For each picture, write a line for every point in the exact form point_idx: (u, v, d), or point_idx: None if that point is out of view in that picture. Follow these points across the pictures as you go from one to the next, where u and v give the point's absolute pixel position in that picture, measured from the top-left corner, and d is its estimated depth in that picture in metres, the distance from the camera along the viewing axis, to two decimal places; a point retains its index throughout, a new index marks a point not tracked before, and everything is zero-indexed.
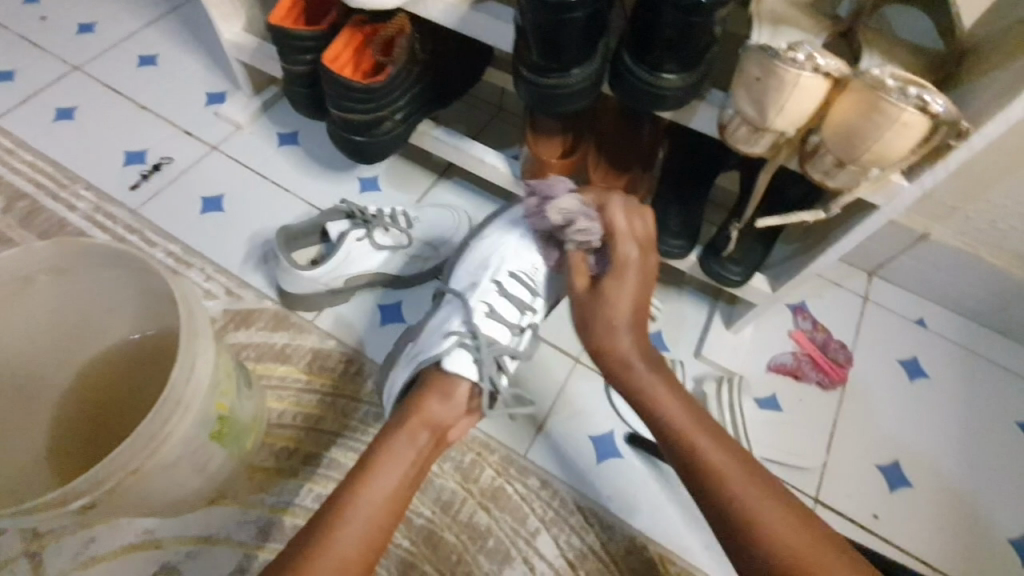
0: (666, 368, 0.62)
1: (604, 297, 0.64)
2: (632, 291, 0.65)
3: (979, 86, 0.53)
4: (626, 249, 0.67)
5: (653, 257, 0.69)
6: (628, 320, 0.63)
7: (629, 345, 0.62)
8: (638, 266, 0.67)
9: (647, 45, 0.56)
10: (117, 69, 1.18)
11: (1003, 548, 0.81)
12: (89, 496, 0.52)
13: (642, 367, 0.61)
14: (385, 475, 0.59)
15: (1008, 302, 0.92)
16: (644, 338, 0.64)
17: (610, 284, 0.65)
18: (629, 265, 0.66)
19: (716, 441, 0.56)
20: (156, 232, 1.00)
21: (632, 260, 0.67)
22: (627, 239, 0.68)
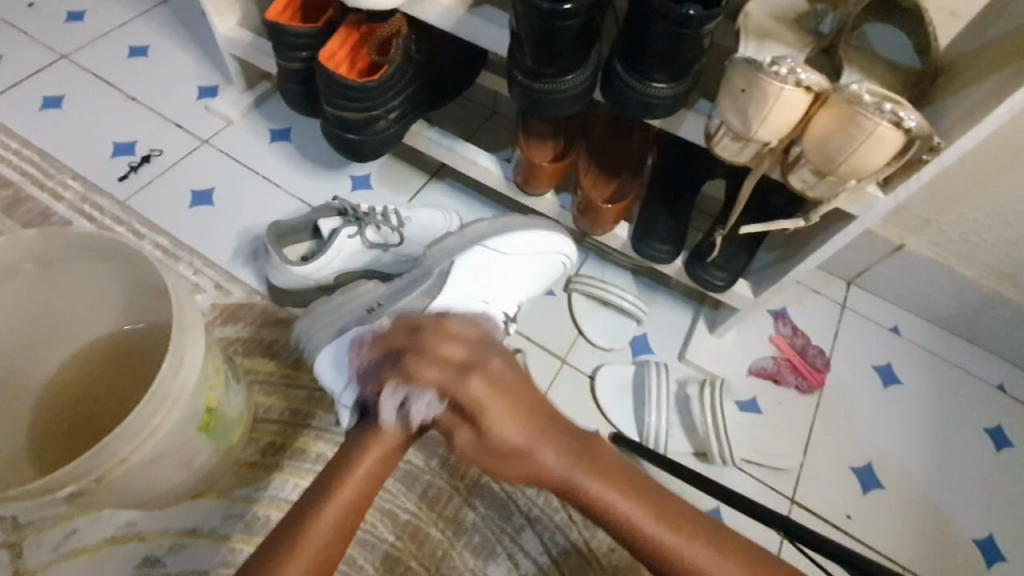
0: (589, 452, 0.56)
1: (489, 438, 0.53)
2: (510, 410, 0.54)
3: (951, 105, 0.56)
4: (471, 386, 0.53)
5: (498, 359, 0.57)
6: (529, 438, 0.54)
7: (545, 454, 0.55)
8: (490, 387, 0.54)
9: (638, 54, 0.57)
10: (107, 59, 1.17)
11: (968, 548, 0.85)
12: (75, 486, 0.53)
13: (573, 469, 0.55)
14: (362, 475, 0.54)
15: (978, 312, 0.96)
16: (554, 426, 0.56)
17: (492, 421, 0.53)
18: (491, 391, 0.54)
19: (663, 526, 0.52)
20: (144, 224, 0.99)
21: (479, 390, 0.54)
22: (460, 377, 0.54)
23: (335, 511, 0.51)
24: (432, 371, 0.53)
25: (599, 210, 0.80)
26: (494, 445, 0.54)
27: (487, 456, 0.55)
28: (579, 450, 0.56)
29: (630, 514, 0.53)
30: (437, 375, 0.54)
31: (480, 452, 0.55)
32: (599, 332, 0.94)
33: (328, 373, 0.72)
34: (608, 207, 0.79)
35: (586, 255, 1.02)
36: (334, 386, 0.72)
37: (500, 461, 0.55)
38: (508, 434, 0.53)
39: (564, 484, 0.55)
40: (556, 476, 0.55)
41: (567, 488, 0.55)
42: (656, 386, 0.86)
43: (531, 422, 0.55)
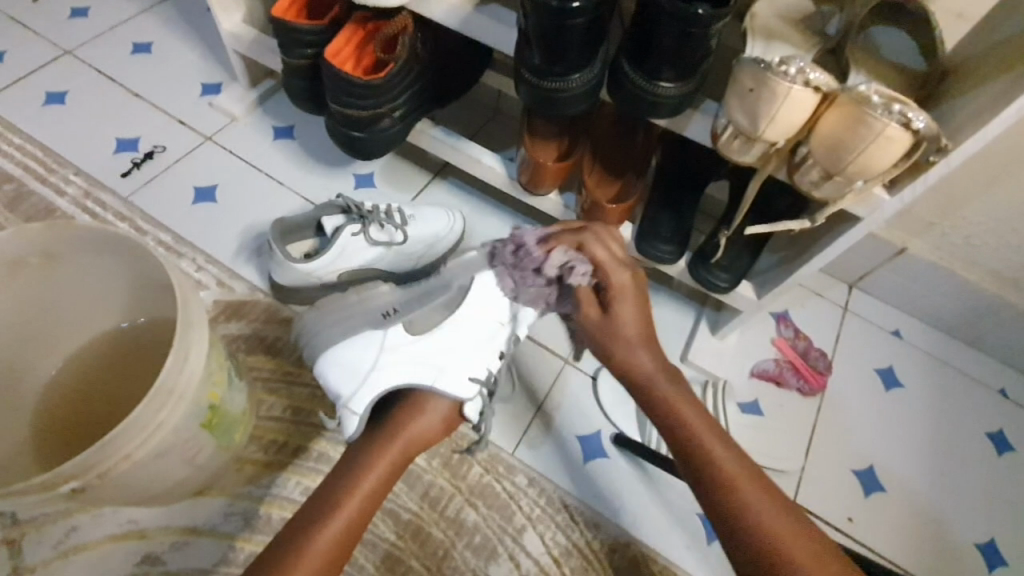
0: (688, 389, 0.61)
1: (610, 316, 0.64)
2: (636, 308, 0.64)
3: (957, 107, 0.56)
4: (621, 275, 0.66)
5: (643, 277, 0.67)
6: (641, 338, 0.62)
7: (649, 363, 0.61)
8: (632, 289, 0.65)
9: (645, 54, 0.57)
10: (111, 55, 1.17)
11: (970, 552, 0.84)
12: (79, 481, 0.52)
13: (666, 387, 0.60)
14: (360, 496, 0.60)
15: (980, 316, 0.96)
16: (661, 352, 0.63)
17: (618, 302, 0.64)
18: (625, 289, 0.65)
19: (739, 463, 0.55)
20: (147, 221, 0.99)
21: (625, 282, 0.65)
22: (618, 267, 0.66)
23: (338, 524, 0.57)
24: (604, 252, 0.67)
25: (604, 210, 0.80)
26: (614, 325, 0.63)
27: (600, 334, 0.64)
28: (676, 376, 0.61)
29: (713, 450, 0.56)
30: (603, 253, 0.67)
31: (603, 330, 0.64)
32: None
33: (340, 374, 0.71)
34: (610, 207, 0.79)
35: None
36: (344, 390, 0.70)
37: (612, 345, 0.63)
38: (626, 326, 0.63)
39: (648, 388, 0.60)
40: (645, 380, 0.61)
41: (650, 390, 0.60)
42: None
43: (646, 332, 0.63)
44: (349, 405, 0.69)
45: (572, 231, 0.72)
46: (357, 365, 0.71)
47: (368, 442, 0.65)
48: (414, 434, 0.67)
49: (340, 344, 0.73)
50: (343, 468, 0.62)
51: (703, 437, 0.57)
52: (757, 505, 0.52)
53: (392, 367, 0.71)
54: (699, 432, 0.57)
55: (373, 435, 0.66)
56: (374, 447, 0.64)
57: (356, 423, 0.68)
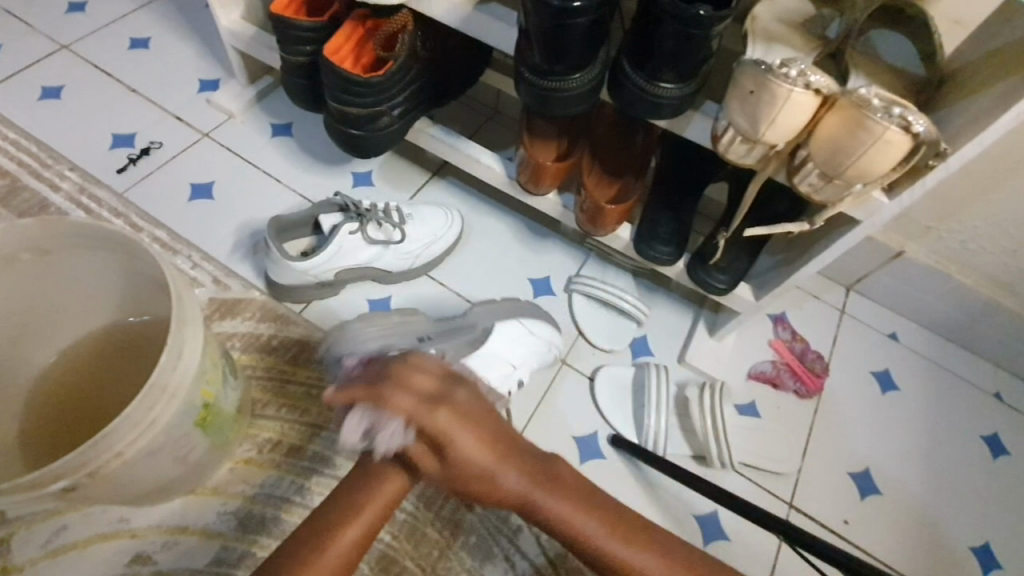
0: (563, 475, 0.56)
1: (451, 461, 0.52)
2: (475, 437, 0.52)
3: (956, 111, 0.56)
4: (435, 417, 0.51)
5: (457, 386, 0.55)
6: (497, 463, 0.53)
7: (517, 483, 0.54)
8: (467, 416, 0.53)
9: (646, 54, 0.57)
10: (107, 50, 1.16)
11: (964, 555, 0.85)
12: (69, 479, 0.52)
13: (545, 495, 0.54)
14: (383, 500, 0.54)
15: (975, 320, 0.96)
16: (526, 457, 0.55)
17: (455, 446, 0.51)
18: (447, 434, 0.51)
19: (645, 554, 0.53)
20: (142, 217, 0.98)
21: (444, 422, 0.51)
22: (428, 409, 0.51)
23: (355, 533, 0.52)
24: (406, 401, 0.51)
25: (603, 211, 0.80)
26: (470, 474, 0.52)
27: (454, 481, 0.53)
28: (540, 470, 0.55)
29: (618, 554, 0.53)
30: (407, 404, 0.51)
31: (452, 480, 0.53)
32: (599, 334, 0.94)
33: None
34: (610, 208, 0.79)
35: (587, 257, 1.02)
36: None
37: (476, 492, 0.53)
38: (477, 457, 0.52)
39: (524, 503, 0.55)
40: (517, 496, 0.54)
41: (528, 509, 0.55)
42: (655, 387, 0.86)
43: (505, 448, 0.54)
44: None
45: (430, 367, 0.56)
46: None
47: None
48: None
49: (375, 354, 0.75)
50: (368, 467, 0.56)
51: (604, 539, 0.53)
52: None
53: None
54: (595, 534, 0.53)
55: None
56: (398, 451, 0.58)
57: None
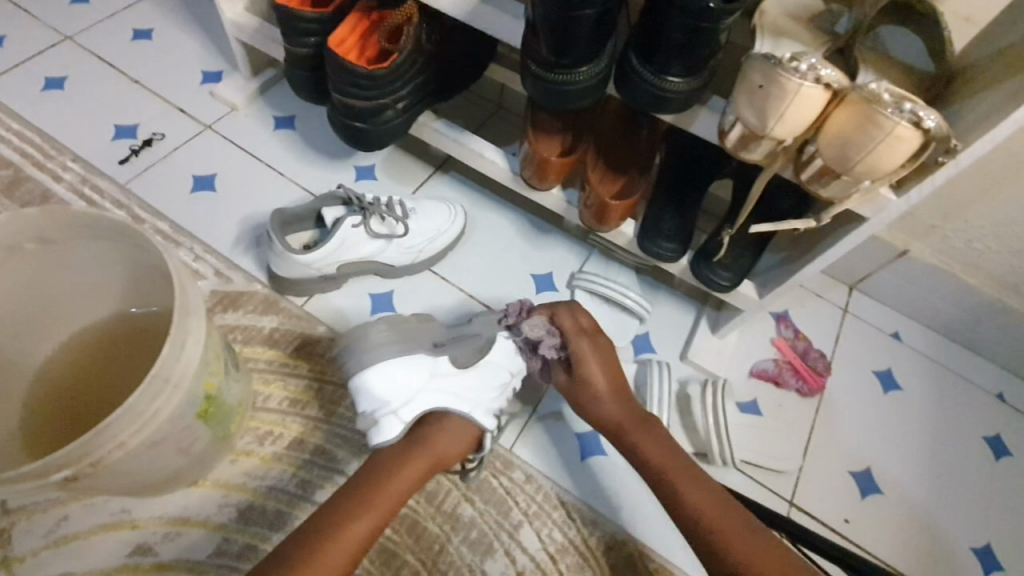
0: (653, 425, 0.70)
1: (580, 380, 0.73)
2: (603, 370, 0.73)
3: (966, 108, 0.56)
4: (581, 342, 0.74)
5: (605, 334, 0.77)
6: (608, 392, 0.72)
7: (617, 412, 0.71)
8: (595, 352, 0.74)
9: (653, 47, 0.57)
10: (111, 42, 1.16)
11: (965, 555, 0.85)
12: (71, 469, 0.51)
13: (633, 429, 0.70)
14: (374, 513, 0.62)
15: (979, 320, 0.96)
16: (629, 403, 0.72)
17: (588, 363, 0.73)
18: (587, 353, 0.73)
19: (696, 487, 0.63)
20: (145, 209, 0.98)
21: (584, 346, 0.74)
22: (578, 337, 0.74)
23: (365, 525, 0.61)
24: (568, 320, 0.76)
25: (607, 206, 0.79)
26: (587, 389, 0.73)
27: (576, 398, 0.74)
28: (639, 414, 0.71)
29: (679, 486, 0.64)
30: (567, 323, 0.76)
31: (578, 397, 0.74)
32: (601, 330, 0.93)
33: (382, 385, 0.68)
34: (614, 203, 0.79)
35: (590, 253, 1.01)
36: (393, 399, 0.69)
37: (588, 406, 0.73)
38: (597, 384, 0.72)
39: (618, 429, 0.71)
40: (614, 422, 0.71)
41: (622, 436, 0.70)
42: (657, 384, 0.85)
43: (619, 390, 0.73)
44: (397, 411, 0.69)
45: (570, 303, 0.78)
46: (409, 382, 0.70)
47: (385, 463, 0.67)
48: (432, 456, 0.69)
49: (392, 360, 0.69)
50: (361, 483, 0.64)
51: (671, 477, 0.65)
52: (709, 511, 0.61)
53: (441, 391, 0.71)
54: (665, 464, 0.66)
55: (393, 451, 0.69)
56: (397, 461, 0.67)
57: (400, 430, 0.69)
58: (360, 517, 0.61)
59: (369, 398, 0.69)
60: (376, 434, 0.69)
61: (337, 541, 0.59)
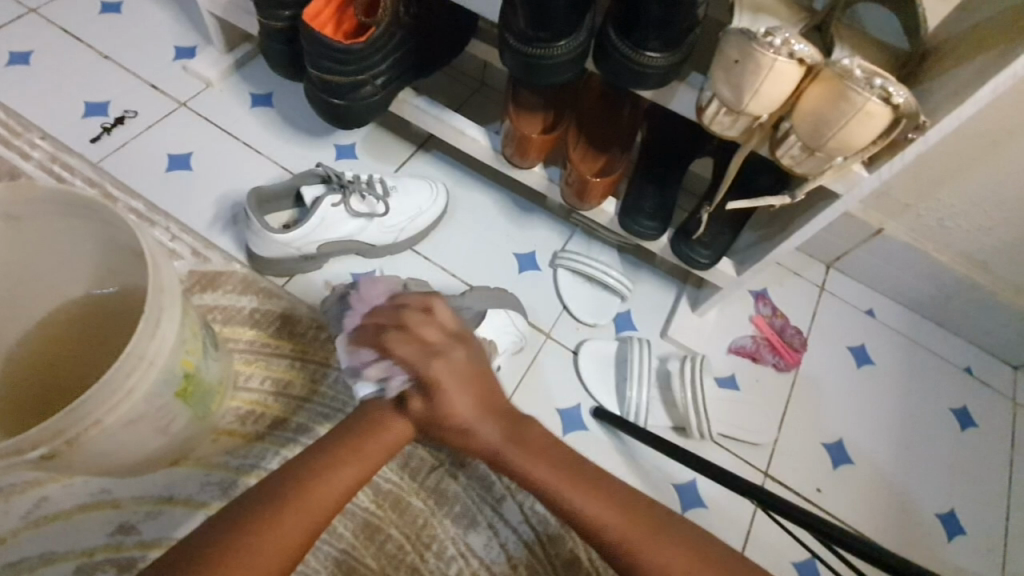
0: (533, 442, 0.61)
1: (437, 410, 0.60)
2: (462, 389, 0.61)
3: (936, 86, 0.57)
4: (434, 365, 0.60)
5: (457, 345, 0.62)
6: (474, 417, 0.61)
7: (492, 436, 0.61)
8: (448, 371, 0.60)
9: (632, 20, 0.57)
10: (78, 14, 1.11)
11: (929, 520, 0.88)
12: (46, 447, 0.51)
13: (513, 453, 0.60)
14: (357, 465, 0.58)
15: (949, 297, 0.98)
16: (500, 418, 0.62)
17: (439, 390, 0.60)
18: (439, 379, 0.60)
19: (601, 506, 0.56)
20: (117, 188, 0.96)
21: (436, 371, 0.59)
22: (427, 357, 0.60)
23: (355, 471, 0.58)
24: (406, 347, 0.60)
25: (588, 183, 0.79)
26: (443, 417, 0.60)
27: (439, 425, 0.61)
28: (514, 429, 0.62)
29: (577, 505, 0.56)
30: (409, 354, 0.60)
31: (434, 422, 0.61)
32: (583, 308, 0.94)
33: None
34: (595, 181, 0.79)
35: (573, 233, 1.02)
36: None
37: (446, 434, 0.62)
38: (460, 409, 0.60)
39: (495, 457, 0.61)
40: (489, 449, 0.61)
41: (500, 462, 0.61)
42: (638, 360, 0.87)
43: (483, 408, 0.61)
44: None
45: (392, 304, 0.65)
46: None
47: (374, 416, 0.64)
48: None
49: None
50: (344, 435, 0.61)
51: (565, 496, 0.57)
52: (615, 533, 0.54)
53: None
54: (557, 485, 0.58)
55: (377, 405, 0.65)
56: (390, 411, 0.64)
57: None
58: (356, 458, 0.59)
59: (355, 351, 0.69)
60: None
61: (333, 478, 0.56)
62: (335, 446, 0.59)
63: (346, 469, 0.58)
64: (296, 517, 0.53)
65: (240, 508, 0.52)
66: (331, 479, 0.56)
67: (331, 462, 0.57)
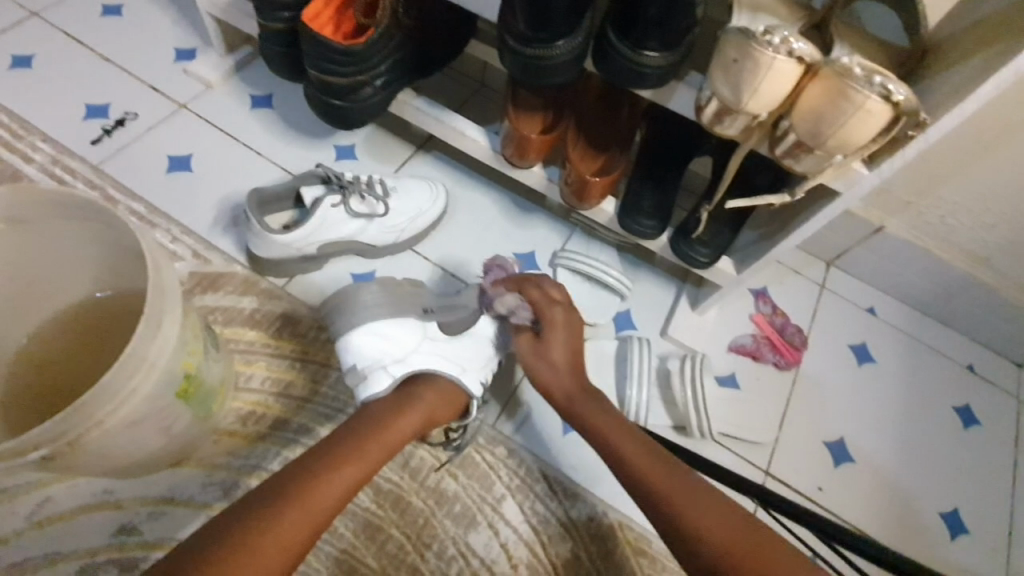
0: (603, 400, 0.70)
1: (544, 350, 0.74)
2: (567, 342, 0.74)
3: (936, 84, 0.56)
4: (554, 310, 0.75)
5: (579, 313, 0.78)
6: (569, 365, 0.73)
7: (571, 386, 0.71)
8: (566, 326, 0.75)
9: (631, 21, 0.57)
10: (79, 17, 1.12)
11: (930, 518, 0.88)
12: (49, 448, 0.51)
13: (585, 402, 0.69)
14: (361, 461, 0.60)
15: (951, 295, 0.98)
16: (583, 378, 0.73)
17: (553, 336, 0.74)
18: (557, 326, 0.74)
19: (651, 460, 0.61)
20: (118, 190, 0.96)
21: (559, 320, 0.75)
22: (553, 306, 0.76)
23: (355, 472, 0.58)
24: (541, 294, 0.77)
25: (588, 183, 0.79)
26: (546, 358, 0.73)
27: (535, 368, 0.74)
28: (586, 390, 0.71)
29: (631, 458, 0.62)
30: (536, 295, 0.77)
31: (536, 360, 0.74)
32: (583, 307, 0.94)
33: (371, 342, 0.71)
34: (594, 180, 0.79)
35: (573, 232, 1.02)
36: (385, 355, 0.71)
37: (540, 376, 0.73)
38: (558, 355, 0.73)
39: (568, 406, 0.70)
40: (565, 397, 0.71)
41: (570, 408, 0.70)
42: (638, 359, 0.87)
43: (575, 361, 0.74)
44: (388, 366, 0.70)
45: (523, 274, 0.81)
46: (399, 342, 0.72)
47: (374, 417, 0.65)
48: (418, 412, 0.67)
49: (384, 320, 0.72)
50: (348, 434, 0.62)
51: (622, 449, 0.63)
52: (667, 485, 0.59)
53: (430, 354, 0.73)
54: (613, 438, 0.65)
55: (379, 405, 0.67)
56: (389, 413, 0.65)
57: (389, 385, 0.70)
58: (356, 459, 0.59)
59: (357, 354, 0.70)
60: (365, 390, 0.70)
61: (333, 479, 0.57)
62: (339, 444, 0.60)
63: (351, 465, 0.59)
64: (298, 517, 0.53)
65: (241, 509, 0.52)
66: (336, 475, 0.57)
67: (333, 462, 0.58)
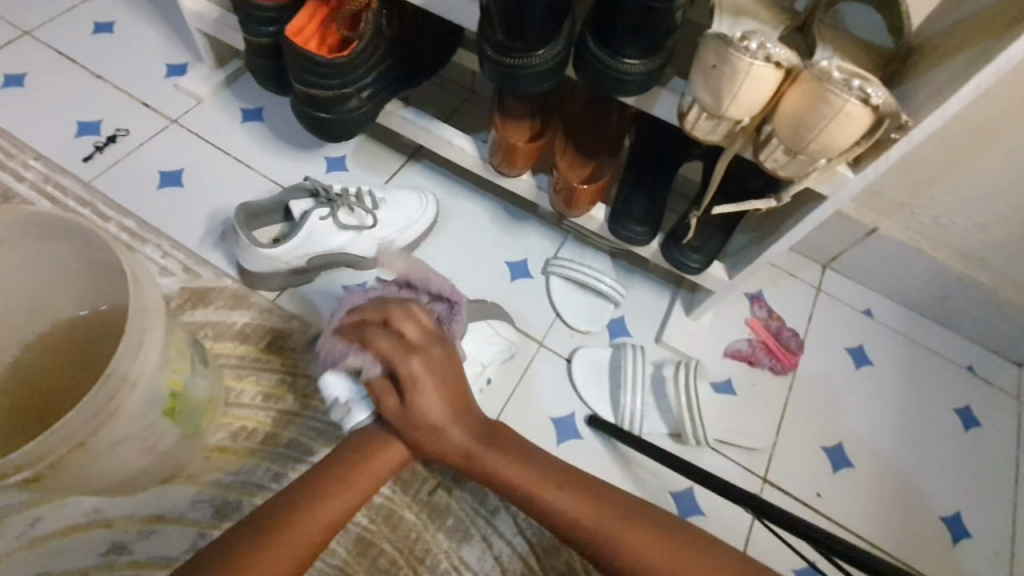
0: (502, 439, 0.62)
1: (412, 407, 0.58)
2: (434, 385, 0.59)
3: (918, 86, 0.56)
4: (409, 361, 0.58)
5: (414, 349, 0.60)
6: (444, 418, 0.59)
7: (462, 437, 0.60)
8: (425, 370, 0.59)
9: (610, 29, 0.56)
10: (71, 35, 1.12)
11: (933, 522, 0.87)
12: (29, 470, 0.51)
13: (485, 454, 0.60)
14: (304, 538, 0.53)
15: (949, 295, 0.97)
16: (467, 417, 0.61)
17: (413, 391, 0.58)
18: (417, 375, 0.58)
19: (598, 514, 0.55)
20: (108, 206, 0.96)
21: (416, 369, 0.58)
22: (405, 357, 0.59)
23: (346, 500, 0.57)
24: (383, 344, 0.59)
25: (576, 191, 0.79)
26: (416, 416, 0.59)
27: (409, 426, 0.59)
28: (487, 434, 0.61)
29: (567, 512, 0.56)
30: (387, 349, 0.59)
31: (409, 427, 0.59)
32: (576, 315, 0.94)
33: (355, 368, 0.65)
34: (582, 188, 0.78)
35: (564, 239, 1.01)
36: None
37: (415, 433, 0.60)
38: (433, 412, 0.59)
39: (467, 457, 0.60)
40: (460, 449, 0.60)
41: (471, 463, 0.60)
42: (631, 366, 0.86)
43: (454, 404, 0.60)
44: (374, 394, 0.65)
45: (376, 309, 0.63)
46: None
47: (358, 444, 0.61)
48: (371, 478, 0.60)
49: None
50: (289, 507, 0.55)
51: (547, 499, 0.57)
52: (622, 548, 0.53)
53: None
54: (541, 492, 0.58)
55: (332, 470, 0.59)
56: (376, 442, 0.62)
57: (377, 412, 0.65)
58: (344, 489, 0.58)
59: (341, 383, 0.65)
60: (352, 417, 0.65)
61: (321, 509, 0.55)
62: (279, 518, 0.53)
63: (295, 540, 0.52)
64: (281, 553, 0.51)
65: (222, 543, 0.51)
66: (265, 559, 0.50)
67: (320, 491, 0.56)
